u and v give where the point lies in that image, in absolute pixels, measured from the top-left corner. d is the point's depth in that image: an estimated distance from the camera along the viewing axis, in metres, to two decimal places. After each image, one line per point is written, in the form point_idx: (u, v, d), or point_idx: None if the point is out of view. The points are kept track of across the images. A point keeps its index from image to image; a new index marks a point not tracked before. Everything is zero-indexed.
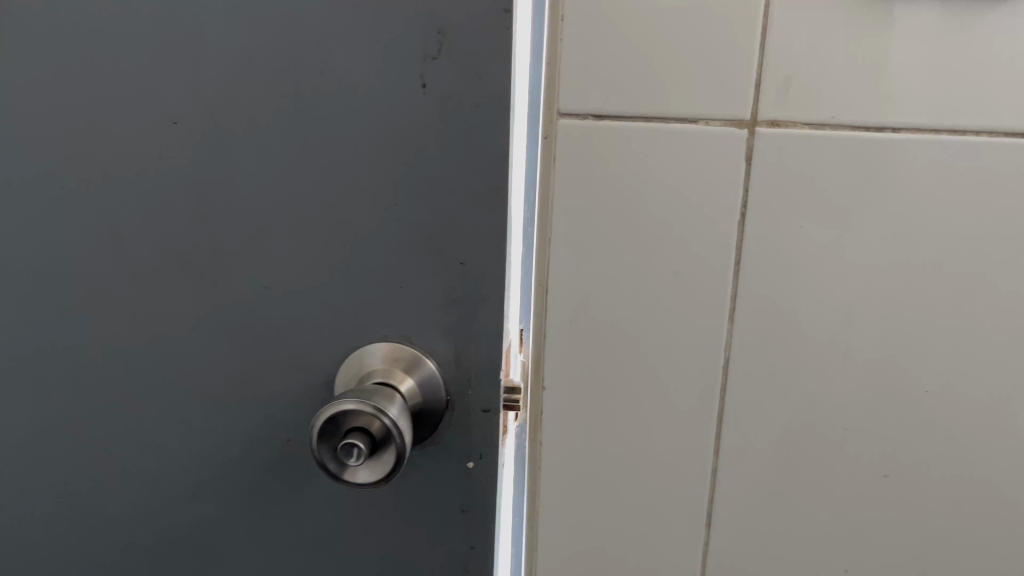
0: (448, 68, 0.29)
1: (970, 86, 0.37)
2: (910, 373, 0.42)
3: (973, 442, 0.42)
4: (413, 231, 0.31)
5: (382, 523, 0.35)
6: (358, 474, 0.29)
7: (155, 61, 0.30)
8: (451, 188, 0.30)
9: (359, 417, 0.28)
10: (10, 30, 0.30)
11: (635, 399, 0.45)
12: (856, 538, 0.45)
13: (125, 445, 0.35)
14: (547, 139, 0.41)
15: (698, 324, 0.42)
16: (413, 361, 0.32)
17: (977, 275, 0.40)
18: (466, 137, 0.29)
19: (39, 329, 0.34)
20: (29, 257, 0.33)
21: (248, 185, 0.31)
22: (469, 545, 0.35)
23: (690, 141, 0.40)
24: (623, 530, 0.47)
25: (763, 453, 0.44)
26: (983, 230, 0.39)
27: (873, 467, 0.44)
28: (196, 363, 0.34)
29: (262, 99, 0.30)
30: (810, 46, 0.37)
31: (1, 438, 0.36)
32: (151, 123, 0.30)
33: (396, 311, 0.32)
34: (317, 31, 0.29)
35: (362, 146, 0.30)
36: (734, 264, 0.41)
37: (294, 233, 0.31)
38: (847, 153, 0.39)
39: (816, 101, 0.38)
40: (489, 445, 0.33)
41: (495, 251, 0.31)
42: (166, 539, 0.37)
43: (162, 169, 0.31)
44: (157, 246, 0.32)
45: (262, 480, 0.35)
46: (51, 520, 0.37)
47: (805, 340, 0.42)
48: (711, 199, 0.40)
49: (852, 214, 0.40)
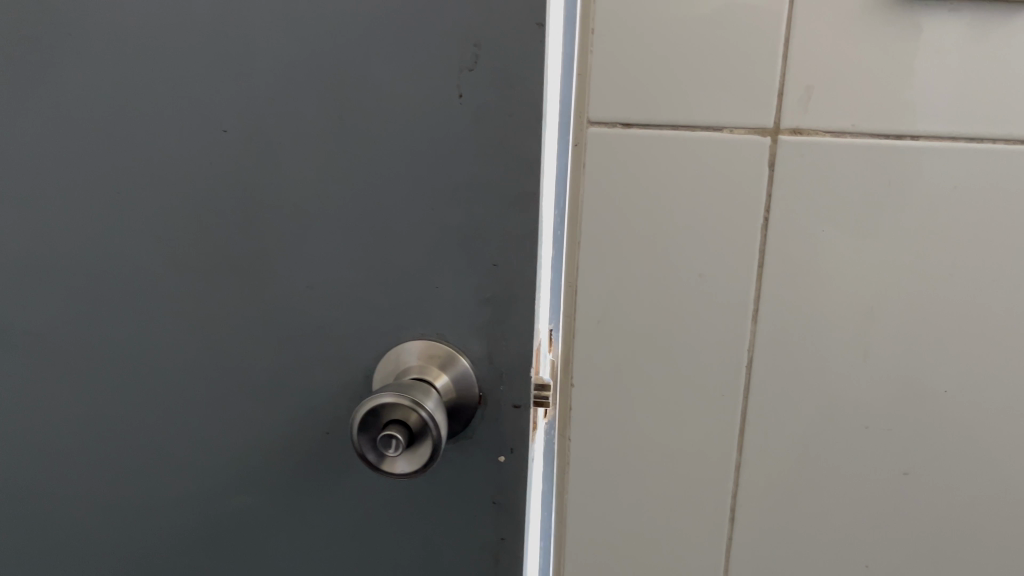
0: (483, 79, 0.30)
1: (988, 95, 0.38)
2: (929, 374, 0.42)
3: (992, 442, 0.43)
4: (449, 235, 0.33)
5: (416, 516, 0.36)
6: (396, 465, 0.30)
7: (209, 74, 0.31)
8: (486, 193, 0.32)
9: (397, 410, 0.29)
10: (73, 43, 0.32)
11: (659, 402, 0.45)
12: (875, 537, 0.46)
13: (173, 437, 0.37)
14: (578, 147, 0.42)
15: (721, 326, 0.43)
16: (448, 359, 0.34)
17: (995, 277, 0.40)
18: (501, 144, 0.31)
19: (93, 327, 0.36)
20: (85, 257, 0.35)
21: (293, 190, 0.32)
22: (499, 537, 0.36)
23: (715, 149, 0.40)
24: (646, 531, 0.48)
25: (783, 452, 0.45)
26: (1001, 235, 0.40)
27: (892, 465, 0.44)
28: (241, 359, 0.35)
29: (306, 109, 0.31)
30: (833, 56, 0.38)
31: (56, 429, 0.38)
32: (202, 131, 0.32)
33: (431, 311, 0.34)
34: (359, 44, 0.30)
35: (400, 153, 0.31)
36: (757, 268, 0.42)
37: (335, 235, 0.33)
38: (868, 160, 0.39)
39: (837, 109, 0.39)
40: (519, 440, 0.35)
41: (527, 254, 0.32)
42: (211, 527, 0.38)
43: (213, 175, 0.33)
44: (206, 248, 0.34)
45: (302, 471, 0.37)
46: (102, 508, 0.39)
47: (826, 342, 0.43)
48: (735, 204, 0.41)
49: (872, 220, 0.40)
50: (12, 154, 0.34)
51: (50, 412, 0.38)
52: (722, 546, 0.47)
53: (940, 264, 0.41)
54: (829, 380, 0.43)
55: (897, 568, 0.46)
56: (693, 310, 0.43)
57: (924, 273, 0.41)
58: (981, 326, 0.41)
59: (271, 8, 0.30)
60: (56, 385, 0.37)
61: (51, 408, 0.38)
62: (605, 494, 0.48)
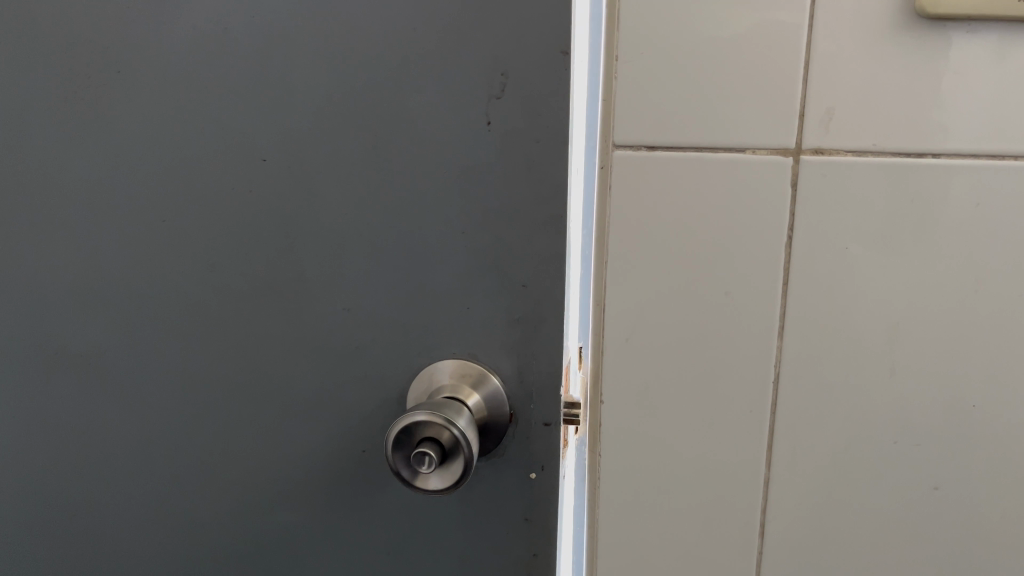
0: (510, 107, 0.31)
1: (1013, 110, 0.37)
2: (956, 389, 0.41)
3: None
4: (479, 256, 0.33)
5: (448, 531, 0.37)
6: (429, 481, 0.31)
7: (248, 105, 0.33)
8: (513, 216, 0.33)
9: (429, 427, 0.30)
10: (123, 82, 0.34)
11: (685, 428, 0.44)
12: (908, 554, 0.44)
13: (215, 454, 0.38)
14: (604, 170, 0.40)
15: (747, 347, 0.42)
16: (479, 378, 0.34)
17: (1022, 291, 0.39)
18: (528, 169, 0.32)
19: (141, 350, 0.37)
20: (134, 283, 0.37)
21: (329, 216, 0.34)
22: (531, 553, 0.37)
23: (738, 169, 0.39)
24: (673, 555, 0.46)
25: (811, 470, 0.44)
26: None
27: (921, 479, 0.43)
28: (281, 378, 0.37)
29: (341, 138, 0.33)
30: (853, 77, 0.37)
31: (105, 448, 0.40)
32: (243, 161, 0.34)
33: (463, 331, 0.35)
34: (391, 75, 0.32)
35: (430, 178, 0.33)
36: (782, 284, 0.41)
37: (369, 258, 0.34)
38: (890, 178, 0.38)
39: (860, 129, 0.38)
40: (550, 457, 0.36)
41: (555, 275, 0.33)
42: (252, 542, 0.40)
43: (254, 202, 0.34)
44: (248, 272, 0.35)
45: (339, 487, 0.38)
46: (147, 523, 0.41)
47: (854, 360, 0.41)
48: (757, 224, 0.40)
49: (898, 238, 0.39)
50: (65, 185, 0.36)
51: (97, 430, 0.39)
52: (752, 560, 0.46)
53: (961, 277, 0.39)
54: (852, 397, 0.42)
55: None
56: (718, 330, 0.42)
57: (950, 288, 0.40)
58: (1010, 339, 0.40)
59: (309, 43, 0.32)
60: (105, 407, 0.39)
61: (98, 427, 0.39)
62: (634, 516, 0.46)
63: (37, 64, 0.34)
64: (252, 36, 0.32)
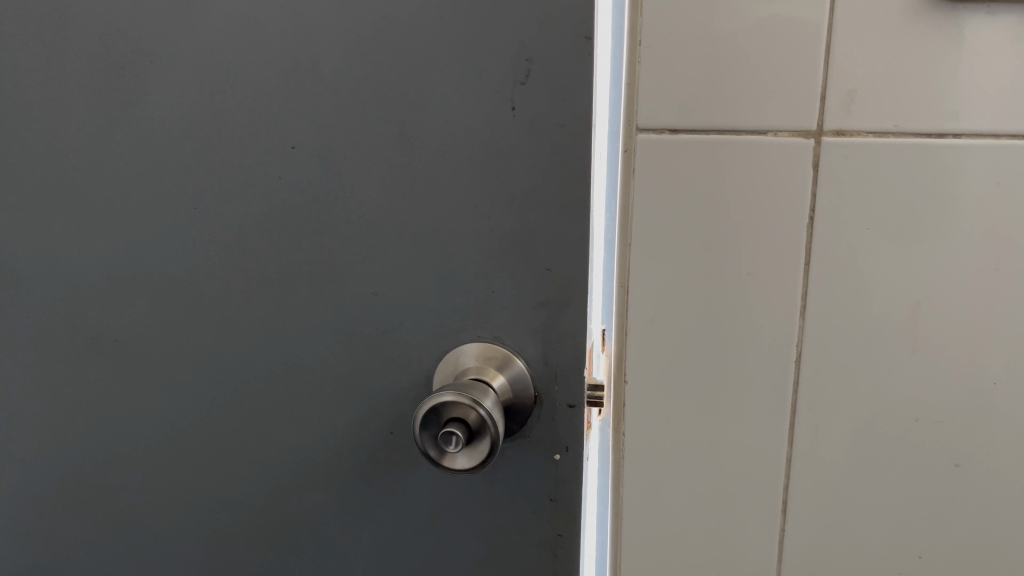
0: (534, 93, 0.32)
1: None
2: (976, 370, 0.40)
3: None
4: (505, 241, 0.34)
5: (474, 510, 0.38)
6: (456, 461, 0.32)
7: (281, 97, 0.34)
8: (539, 201, 0.33)
9: (456, 407, 0.31)
10: (155, 74, 0.35)
11: (705, 413, 0.43)
12: (929, 535, 0.43)
13: (246, 436, 0.39)
14: (627, 153, 0.40)
15: (770, 329, 0.41)
16: (505, 360, 0.35)
17: None
18: (551, 153, 0.32)
19: (174, 334, 0.38)
20: (166, 269, 0.37)
21: (357, 201, 0.34)
22: (556, 533, 0.37)
23: (759, 151, 0.38)
24: (694, 541, 0.46)
25: (832, 451, 0.43)
26: None
27: (941, 457, 0.42)
28: (310, 361, 0.37)
29: (368, 124, 0.33)
30: (875, 60, 0.36)
31: (139, 431, 0.41)
32: (273, 148, 0.35)
33: (489, 313, 0.35)
34: (417, 63, 0.32)
35: (455, 162, 0.33)
36: (805, 264, 0.40)
37: (396, 242, 0.35)
38: (910, 159, 0.37)
39: (883, 110, 0.37)
40: (575, 437, 0.36)
41: (579, 258, 0.34)
42: (283, 522, 0.40)
43: (283, 188, 0.35)
44: (278, 257, 0.36)
45: (367, 467, 0.39)
46: (179, 504, 0.42)
47: (876, 341, 0.40)
48: (778, 205, 0.39)
49: (920, 219, 0.38)
50: (101, 174, 0.37)
51: (132, 414, 0.40)
52: (774, 542, 0.45)
53: (983, 256, 0.38)
54: (872, 378, 0.41)
55: (950, 562, 0.44)
56: (739, 314, 0.41)
57: (972, 267, 0.38)
58: None
59: (336, 33, 0.32)
60: (139, 390, 0.40)
61: (133, 410, 0.40)
62: (655, 498, 0.46)
63: (72, 57, 0.35)
64: (281, 27, 0.33)
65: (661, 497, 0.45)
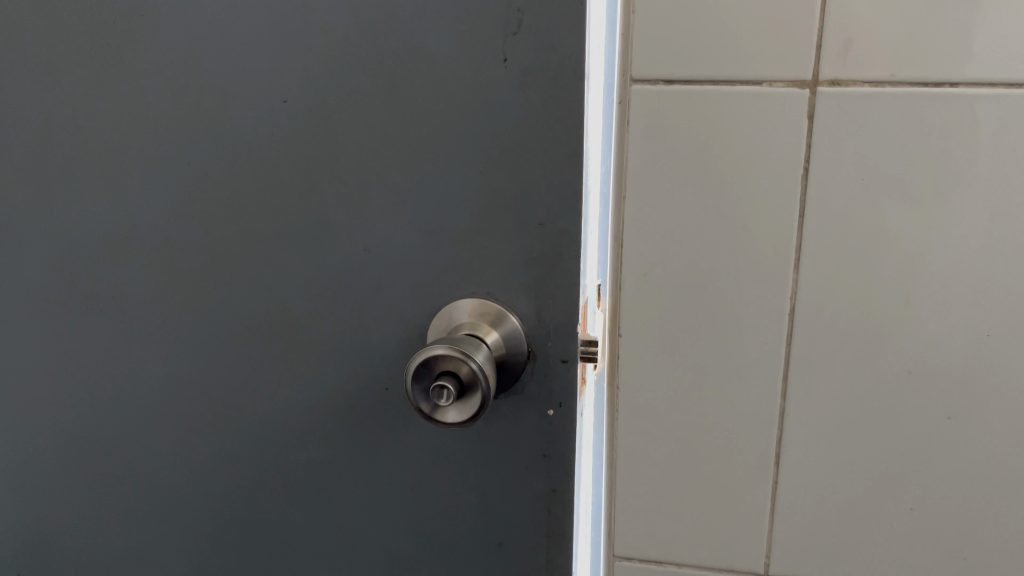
0: (524, 42, 0.31)
1: None
2: (970, 321, 0.39)
3: None
4: (497, 195, 0.34)
5: (469, 464, 0.38)
6: (448, 415, 0.32)
7: (272, 49, 0.33)
8: (531, 154, 0.33)
9: (448, 361, 0.31)
10: (146, 26, 0.34)
11: (699, 368, 0.43)
12: (921, 488, 0.43)
13: (242, 391, 0.40)
14: (622, 105, 0.40)
15: (765, 284, 0.41)
16: (499, 317, 0.35)
17: None
18: (541, 104, 0.32)
19: (170, 291, 0.38)
20: (161, 225, 0.37)
21: (349, 153, 0.34)
22: (550, 488, 0.37)
23: (756, 103, 0.38)
24: (689, 493, 0.46)
25: (826, 405, 0.43)
26: None
27: (935, 410, 0.41)
28: (304, 316, 0.37)
29: (357, 74, 0.33)
30: (873, 9, 0.36)
31: (138, 390, 0.41)
32: (263, 102, 0.34)
33: (482, 268, 0.35)
34: (405, 12, 0.32)
35: (446, 113, 0.33)
36: (798, 216, 0.39)
37: (388, 196, 0.35)
38: (908, 110, 0.37)
39: (881, 61, 0.36)
40: (568, 393, 0.36)
41: (570, 211, 0.33)
42: (280, 477, 0.41)
43: (275, 142, 0.35)
44: (272, 213, 0.36)
45: (362, 421, 0.39)
46: (178, 461, 0.42)
47: (871, 293, 0.40)
48: (776, 158, 0.39)
49: (916, 170, 0.38)
50: (97, 130, 0.37)
51: (130, 372, 0.41)
52: (768, 495, 0.45)
53: (977, 205, 0.38)
54: (866, 332, 0.41)
55: (944, 518, 0.43)
56: (735, 268, 0.41)
57: (968, 216, 0.38)
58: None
59: None
60: (137, 347, 0.40)
61: (130, 368, 0.41)
62: (650, 451, 0.46)
63: (64, 11, 0.35)
64: None
65: (657, 451, 0.46)
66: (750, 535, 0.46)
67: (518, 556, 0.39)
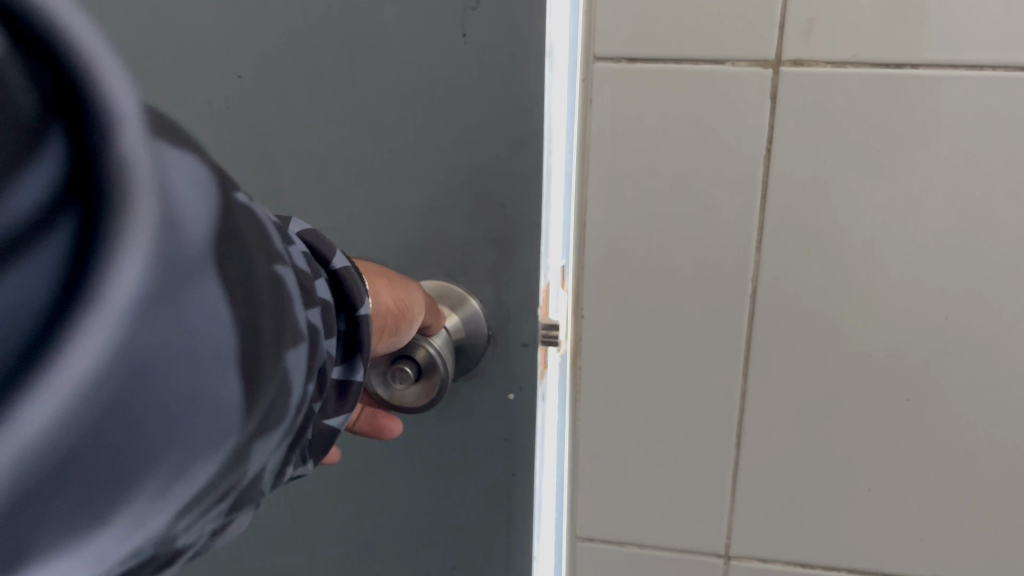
0: (484, 18, 0.31)
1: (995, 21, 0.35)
2: (929, 303, 0.40)
3: (1001, 375, 0.40)
4: (458, 176, 0.33)
5: (429, 448, 0.37)
6: (406, 399, 0.33)
7: (225, 22, 0.32)
8: (491, 132, 0.32)
9: (407, 345, 0.32)
10: None
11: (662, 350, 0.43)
12: (879, 469, 0.43)
13: None
14: (586, 83, 0.39)
15: (728, 265, 0.41)
16: (459, 301, 0.34)
17: (1000, 205, 0.37)
18: (501, 82, 0.31)
19: None
20: None
21: (307, 132, 0.34)
22: (511, 473, 0.37)
23: (720, 83, 0.37)
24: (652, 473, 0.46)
25: (786, 387, 0.43)
26: (1005, 162, 0.37)
27: (894, 392, 0.42)
28: None
29: (313, 50, 0.32)
30: None
31: None
32: (218, 76, 0.33)
33: (442, 250, 0.34)
34: None
35: (404, 92, 0.32)
36: (760, 198, 0.39)
37: (347, 175, 0.34)
38: (870, 92, 0.36)
39: (844, 41, 0.36)
40: (528, 376, 0.36)
41: (530, 191, 0.33)
42: None
43: (230, 117, 0.34)
44: None
45: None
46: None
47: (833, 276, 0.40)
48: (739, 139, 0.38)
49: (878, 152, 0.37)
50: None
51: None
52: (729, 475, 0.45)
53: (937, 188, 0.38)
54: (827, 314, 0.41)
55: (900, 498, 0.44)
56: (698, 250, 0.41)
57: (928, 199, 0.38)
58: (986, 253, 0.38)
59: None
60: None
61: None
62: (613, 432, 0.46)
63: None
64: None
65: (620, 433, 0.45)
66: (713, 514, 0.46)
67: (479, 540, 0.38)
